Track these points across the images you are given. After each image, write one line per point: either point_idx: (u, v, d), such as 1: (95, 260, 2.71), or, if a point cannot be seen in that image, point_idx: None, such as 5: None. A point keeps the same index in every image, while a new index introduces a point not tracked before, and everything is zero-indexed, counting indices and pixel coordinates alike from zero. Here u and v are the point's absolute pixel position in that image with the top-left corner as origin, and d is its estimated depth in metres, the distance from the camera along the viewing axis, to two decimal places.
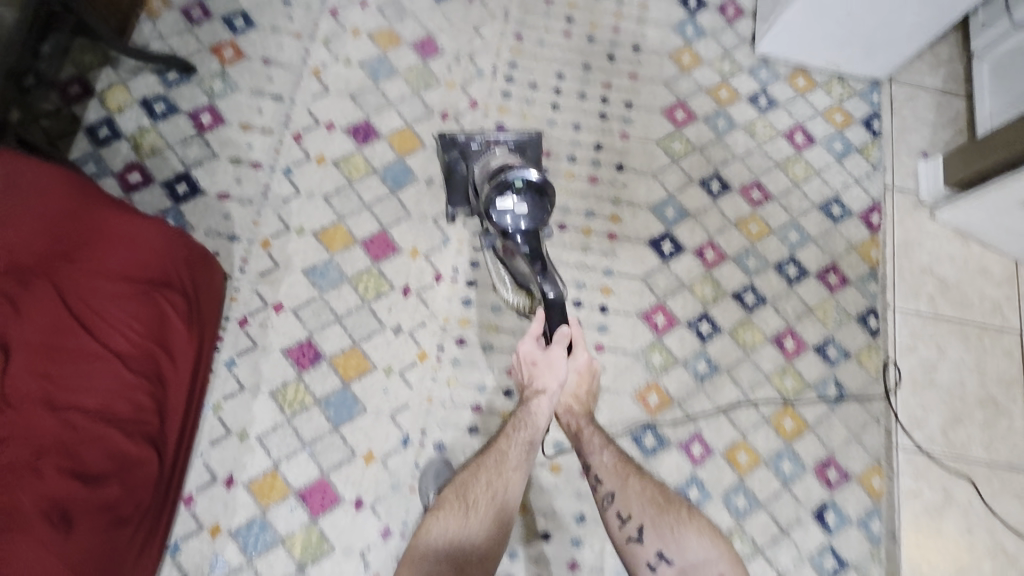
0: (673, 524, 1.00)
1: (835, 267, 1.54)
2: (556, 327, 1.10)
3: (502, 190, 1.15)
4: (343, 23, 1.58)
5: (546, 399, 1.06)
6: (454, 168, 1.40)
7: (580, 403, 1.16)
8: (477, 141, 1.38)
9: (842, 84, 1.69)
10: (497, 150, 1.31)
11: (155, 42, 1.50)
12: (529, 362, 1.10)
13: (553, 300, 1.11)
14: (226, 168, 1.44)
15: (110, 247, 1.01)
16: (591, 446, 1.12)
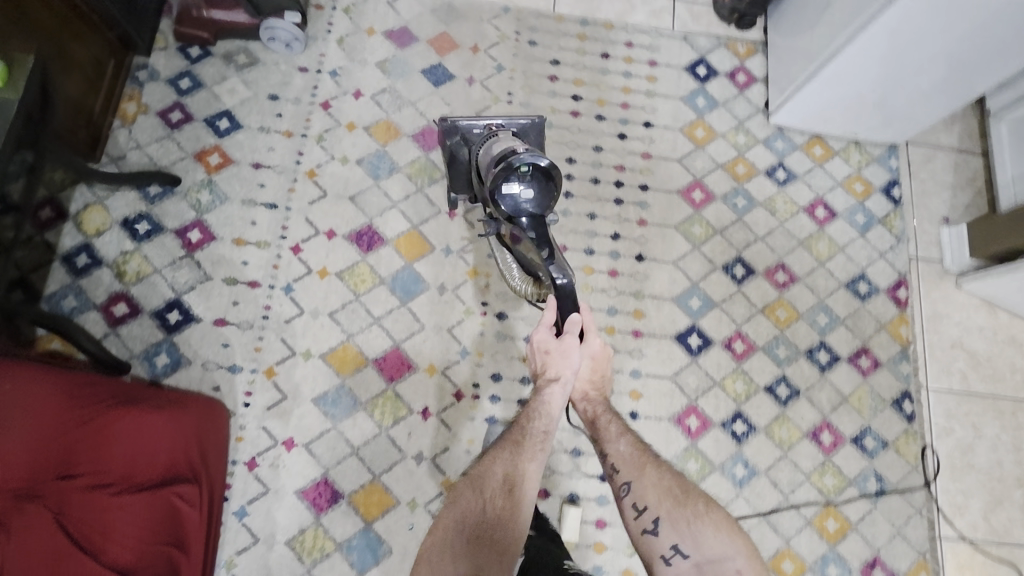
0: (690, 518, 0.94)
1: (866, 349, 1.48)
2: (566, 314, 1.05)
3: (510, 176, 1.04)
4: (337, 117, 1.47)
5: (559, 387, 1.06)
6: (456, 154, 1.23)
7: (595, 392, 1.13)
8: (479, 125, 1.20)
9: (860, 149, 1.63)
10: (503, 135, 1.15)
11: (133, 152, 1.38)
12: (543, 353, 1.07)
13: (564, 286, 1.04)
14: (221, 290, 1.32)
15: (112, 444, 0.92)
16: (609, 434, 1.08)
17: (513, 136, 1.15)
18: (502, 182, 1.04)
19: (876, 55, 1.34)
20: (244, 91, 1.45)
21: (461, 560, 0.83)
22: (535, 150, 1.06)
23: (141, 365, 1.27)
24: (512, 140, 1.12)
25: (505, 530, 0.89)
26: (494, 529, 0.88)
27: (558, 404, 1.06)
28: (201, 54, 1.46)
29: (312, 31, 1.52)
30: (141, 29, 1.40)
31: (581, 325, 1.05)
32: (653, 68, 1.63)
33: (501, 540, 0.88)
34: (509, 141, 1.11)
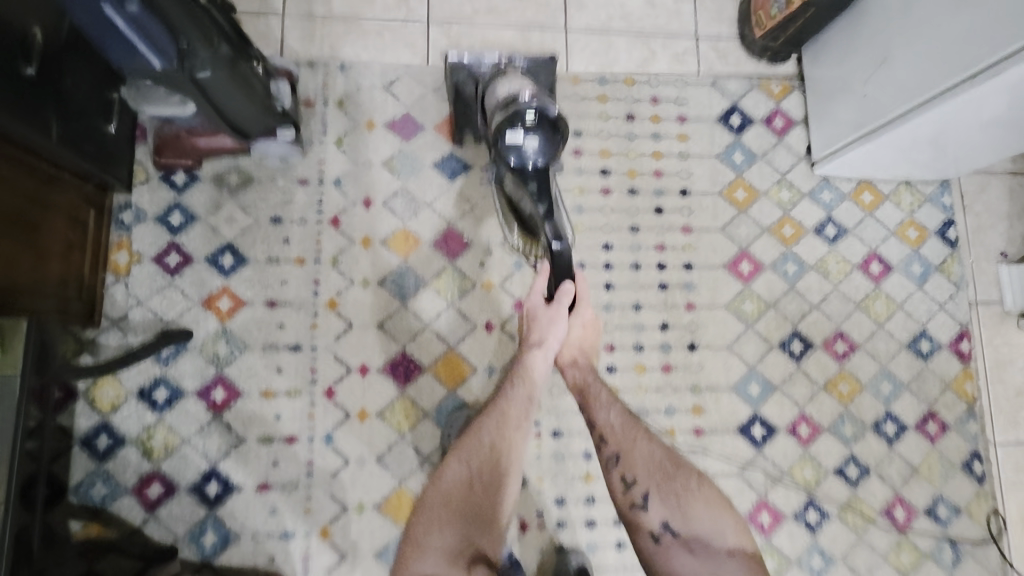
0: (679, 494, 1.03)
1: (933, 413, 1.43)
2: (561, 282, 1.10)
3: (515, 125, 1.07)
4: (349, 234, 1.33)
5: (540, 353, 1.13)
6: (463, 91, 1.28)
7: (584, 360, 1.18)
8: (490, 62, 1.26)
9: (911, 190, 1.51)
10: (512, 73, 1.20)
11: (134, 310, 1.24)
12: (532, 318, 1.15)
13: (558, 250, 1.08)
14: (258, 452, 1.23)
15: None
16: (598, 403, 1.14)
17: (523, 79, 1.18)
18: (507, 128, 1.07)
19: (942, 120, 1.21)
20: (243, 218, 1.30)
21: (449, 532, 0.96)
22: (542, 98, 1.12)
23: (189, 546, 1.19)
24: (520, 82, 1.17)
25: (489, 503, 1.00)
26: (477, 496, 1.00)
27: (539, 367, 1.13)
28: (186, 180, 1.30)
29: (306, 134, 1.35)
30: (116, 167, 1.23)
31: (572, 295, 1.10)
32: (683, 125, 1.48)
33: (487, 510, 1.00)
34: (518, 84, 1.16)
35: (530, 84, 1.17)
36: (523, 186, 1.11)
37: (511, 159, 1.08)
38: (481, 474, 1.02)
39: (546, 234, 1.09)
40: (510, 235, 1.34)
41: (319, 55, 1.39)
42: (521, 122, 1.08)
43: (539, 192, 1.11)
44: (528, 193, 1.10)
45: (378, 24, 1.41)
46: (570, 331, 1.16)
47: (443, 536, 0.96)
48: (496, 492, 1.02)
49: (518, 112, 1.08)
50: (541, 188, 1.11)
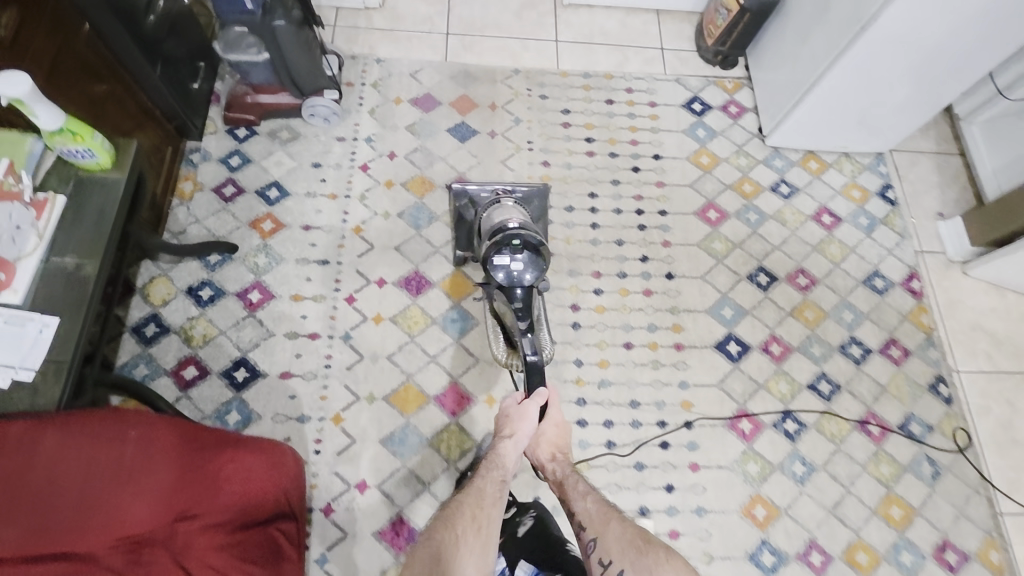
0: (656, 568, 0.85)
1: (894, 340, 1.56)
2: (534, 388, 1.12)
3: (502, 250, 1.14)
4: (375, 177, 1.59)
5: (512, 443, 1.06)
6: (464, 215, 1.33)
7: (563, 455, 1.12)
8: (488, 189, 1.29)
9: (851, 160, 1.78)
10: (507, 203, 1.24)
11: (192, 226, 1.48)
12: (505, 415, 1.11)
13: (534, 361, 1.14)
14: (284, 345, 1.39)
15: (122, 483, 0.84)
16: (574, 493, 1.03)
17: (515, 206, 1.24)
18: (493, 253, 1.14)
19: (858, 73, 1.50)
20: (289, 162, 1.58)
21: None
22: (527, 225, 1.16)
23: (214, 423, 1.30)
24: (513, 210, 1.22)
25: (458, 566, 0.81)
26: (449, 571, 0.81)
27: (510, 455, 1.04)
28: (246, 134, 1.59)
29: (345, 105, 1.67)
30: (195, 116, 1.53)
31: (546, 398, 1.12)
32: (654, 108, 1.79)
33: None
34: (510, 211, 1.21)
35: (522, 211, 1.22)
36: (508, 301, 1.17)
37: (499, 278, 1.15)
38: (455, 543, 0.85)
39: (523, 348, 1.15)
40: (496, 346, 1.36)
41: (360, 52, 1.75)
42: (508, 248, 1.14)
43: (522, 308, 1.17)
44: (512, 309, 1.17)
45: (408, 33, 1.80)
46: (543, 428, 1.14)
47: None
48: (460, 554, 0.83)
49: (504, 239, 1.14)
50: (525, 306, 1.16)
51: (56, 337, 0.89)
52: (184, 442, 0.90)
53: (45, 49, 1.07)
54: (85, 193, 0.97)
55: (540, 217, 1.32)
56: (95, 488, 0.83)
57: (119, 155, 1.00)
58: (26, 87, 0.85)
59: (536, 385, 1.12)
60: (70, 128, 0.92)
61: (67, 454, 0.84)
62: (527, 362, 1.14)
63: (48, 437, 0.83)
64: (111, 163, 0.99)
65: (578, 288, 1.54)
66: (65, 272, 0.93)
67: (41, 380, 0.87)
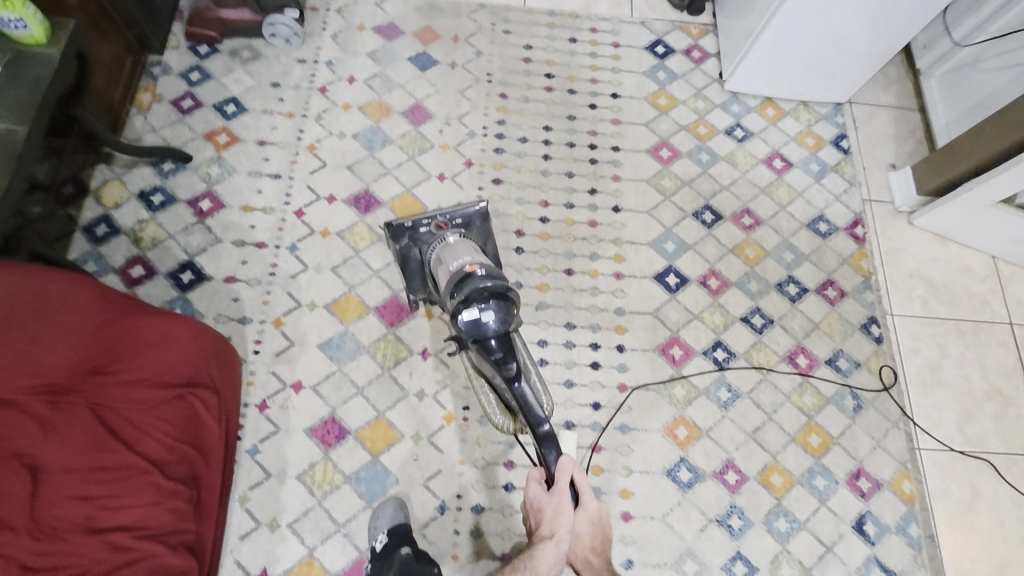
0: None
1: (832, 281, 1.60)
2: (554, 466, 1.04)
3: (469, 304, 1.06)
4: (333, 99, 1.62)
5: (552, 546, 1.01)
6: (407, 256, 1.27)
7: (598, 555, 1.09)
8: (425, 224, 1.23)
9: (808, 109, 1.80)
10: (455, 246, 1.19)
11: (148, 135, 1.51)
12: (537, 508, 1.06)
13: (546, 431, 1.03)
14: (231, 252, 1.43)
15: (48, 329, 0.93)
16: None
17: (460, 239, 1.21)
18: (463, 308, 1.05)
19: (807, 17, 1.53)
20: (248, 80, 1.61)
21: None
22: (493, 272, 1.11)
23: None
24: (461, 250, 1.18)
25: None
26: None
27: (548, 559, 0.99)
28: (208, 51, 1.62)
29: (308, 28, 1.69)
30: (157, 29, 1.56)
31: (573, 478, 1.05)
32: (617, 49, 1.81)
33: None
34: (462, 252, 1.17)
35: (471, 246, 1.19)
36: (488, 358, 1.06)
37: (468, 334, 1.06)
38: None
39: (531, 416, 1.04)
40: (495, 415, 1.25)
41: None
42: (475, 299, 1.06)
43: (506, 359, 1.06)
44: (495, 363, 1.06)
45: None
46: (578, 524, 1.08)
47: None
48: None
49: (469, 291, 1.07)
50: (509, 354, 1.06)
51: None
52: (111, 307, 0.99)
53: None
54: (22, 64, 1.01)
55: (485, 240, 1.28)
56: (21, 333, 0.92)
57: (54, 32, 1.03)
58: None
59: (555, 463, 1.04)
60: None
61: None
62: (540, 431, 1.03)
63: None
64: (46, 38, 1.02)
65: (524, 215, 1.57)
66: None
67: None
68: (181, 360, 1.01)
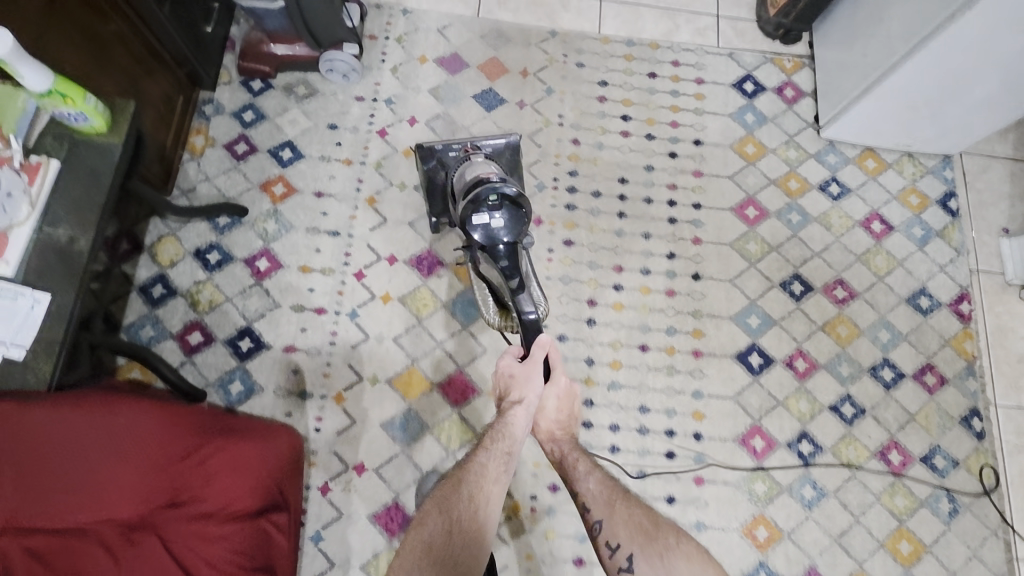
0: (664, 550, 0.88)
1: (931, 366, 1.47)
2: (533, 340, 1.07)
3: (479, 208, 1.11)
4: (393, 144, 1.50)
5: (521, 409, 1.03)
6: (434, 178, 1.28)
7: (563, 432, 1.08)
8: (455, 148, 1.26)
9: (913, 161, 1.61)
10: (478, 160, 1.20)
11: (201, 185, 1.42)
12: (506, 377, 1.07)
13: (531, 319, 1.09)
14: (289, 318, 1.36)
15: (108, 462, 0.82)
16: (578, 471, 1.02)
17: (485, 160, 1.20)
18: (471, 213, 1.11)
19: (946, 66, 1.32)
20: (304, 121, 1.49)
21: None
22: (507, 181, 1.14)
23: (217, 392, 1.30)
24: (485, 165, 1.20)
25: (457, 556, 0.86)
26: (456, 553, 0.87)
27: (520, 424, 1.03)
28: (261, 87, 1.50)
29: (366, 60, 1.55)
30: (207, 63, 1.44)
31: (547, 350, 1.06)
32: (701, 86, 1.62)
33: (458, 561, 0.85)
34: (484, 166, 1.19)
35: (495, 165, 1.20)
36: (494, 263, 1.14)
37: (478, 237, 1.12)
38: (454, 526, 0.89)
39: (520, 305, 1.10)
40: (487, 310, 1.30)
41: None
42: (485, 204, 1.11)
43: (510, 266, 1.13)
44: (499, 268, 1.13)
45: None
46: (546, 399, 1.08)
47: None
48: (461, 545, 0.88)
49: (480, 196, 1.11)
50: (512, 262, 1.13)
51: (49, 314, 0.84)
52: (175, 428, 0.87)
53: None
54: (80, 155, 0.90)
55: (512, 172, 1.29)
56: (81, 468, 0.81)
57: (115, 120, 0.92)
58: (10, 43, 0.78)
59: (533, 337, 1.08)
60: (59, 90, 0.85)
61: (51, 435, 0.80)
62: (525, 320, 1.08)
63: (34, 415, 0.80)
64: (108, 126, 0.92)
65: (597, 282, 1.45)
66: (58, 244, 0.86)
67: (33, 360, 0.82)
68: (256, 480, 0.88)
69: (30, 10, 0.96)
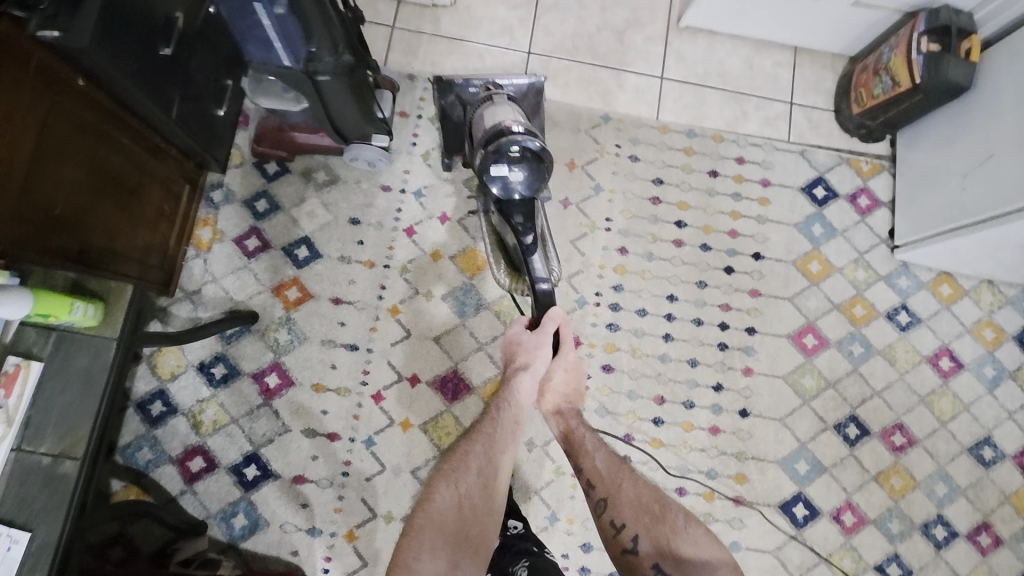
0: (670, 533, 0.91)
1: (987, 525, 1.35)
2: (544, 312, 1.07)
3: (499, 158, 1.06)
4: (421, 245, 1.35)
5: (527, 376, 1.03)
6: (450, 112, 1.32)
7: (570, 408, 1.09)
8: (475, 84, 1.29)
9: (993, 290, 1.46)
10: (498, 104, 1.16)
11: (208, 286, 1.28)
12: (515, 344, 1.07)
13: (544, 289, 1.08)
14: (300, 444, 1.24)
15: None
16: (586, 448, 1.03)
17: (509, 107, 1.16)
18: (490, 163, 1.06)
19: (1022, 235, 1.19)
20: (323, 214, 1.33)
21: (436, 556, 0.86)
22: (530, 131, 1.08)
23: (218, 525, 1.20)
24: (505, 110, 1.14)
25: (478, 526, 0.91)
26: (470, 527, 0.90)
27: (525, 393, 1.04)
28: (277, 171, 1.34)
29: (396, 143, 1.38)
30: (218, 148, 1.27)
31: (558, 325, 1.07)
32: (766, 188, 1.46)
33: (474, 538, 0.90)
34: (504, 112, 1.13)
35: (516, 112, 1.14)
36: (507, 220, 1.09)
37: (495, 189, 1.07)
38: (465, 497, 0.92)
39: (532, 271, 1.08)
40: (496, 271, 1.27)
41: (420, 70, 1.43)
42: (506, 155, 1.06)
43: (524, 224, 1.08)
44: (512, 224, 1.08)
45: (480, 50, 1.46)
46: (555, 374, 1.07)
47: (429, 560, 0.86)
48: (485, 518, 0.92)
49: (502, 146, 1.05)
50: (528, 219, 1.09)
51: (28, 550, 0.84)
52: None
53: (19, 152, 0.83)
54: (69, 352, 0.91)
55: (532, 115, 1.32)
56: None
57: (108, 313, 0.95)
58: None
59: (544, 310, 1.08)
60: (41, 310, 0.87)
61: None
62: (537, 289, 1.07)
63: None
64: (101, 322, 0.95)
65: (635, 414, 1.33)
66: (42, 466, 0.87)
67: None
68: None
69: (3, 185, 0.81)
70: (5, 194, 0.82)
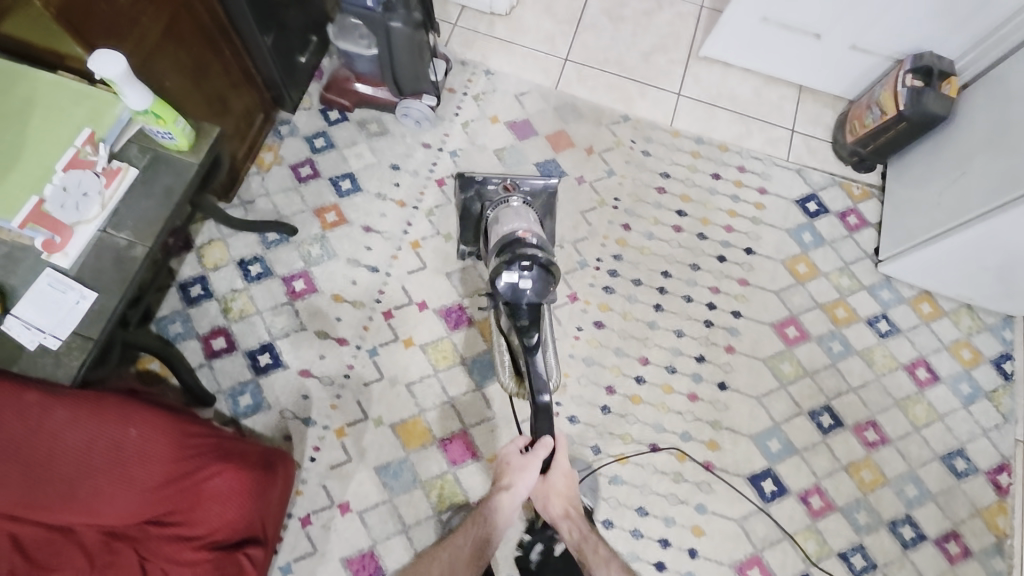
0: None
1: (956, 534, 1.36)
2: (539, 436, 1.08)
3: (511, 264, 1.08)
4: (448, 195, 1.53)
5: (509, 496, 1.05)
6: (470, 208, 1.32)
7: (576, 512, 1.11)
8: (495, 181, 1.28)
9: (971, 314, 1.54)
10: (512, 207, 1.20)
11: (261, 199, 1.48)
12: (505, 462, 1.10)
13: (543, 401, 1.08)
14: (312, 342, 1.37)
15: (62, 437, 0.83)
16: (593, 559, 1.05)
17: (522, 205, 1.22)
18: (502, 270, 1.08)
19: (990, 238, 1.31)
20: (370, 156, 1.54)
21: None
22: (542, 243, 1.12)
23: (226, 401, 1.32)
24: (520, 213, 1.19)
25: None
26: None
27: (507, 508, 1.05)
28: (338, 118, 1.57)
29: (441, 112, 1.61)
30: (295, 90, 1.52)
31: (549, 447, 1.07)
32: (762, 195, 1.62)
33: None
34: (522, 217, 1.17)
35: (529, 215, 1.19)
36: (512, 320, 1.11)
37: (503, 291, 1.08)
38: None
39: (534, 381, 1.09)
40: (504, 375, 1.29)
41: (471, 59, 1.69)
42: (518, 261, 1.08)
43: (527, 325, 1.10)
44: (517, 326, 1.10)
45: (525, 50, 1.72)
46: (553, 480, 1.11)
47: None
48: None
49: (515, 253, 1.09)
50: (533, 324, 1.10)
51: (90, 311, 0.90)
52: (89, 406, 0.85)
53: (160, 18, 1.07)
54: (158, 169, 0.98)
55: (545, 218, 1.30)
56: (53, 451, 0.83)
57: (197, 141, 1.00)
58: (122, 67, 0.88)
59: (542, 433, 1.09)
60: (155, 111, 0.93)
61: (66, 437, 0.84)
62: (537, 401, 1.08)
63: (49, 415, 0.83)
64: (188, 146, 1.00)
65: (620, 369, 1.43)
66: (117, 248, 0.93)
67: (65, 351, 0.87)
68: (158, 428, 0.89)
69: (143, 37, 1.05)
70: (139, 49, 1.05)
